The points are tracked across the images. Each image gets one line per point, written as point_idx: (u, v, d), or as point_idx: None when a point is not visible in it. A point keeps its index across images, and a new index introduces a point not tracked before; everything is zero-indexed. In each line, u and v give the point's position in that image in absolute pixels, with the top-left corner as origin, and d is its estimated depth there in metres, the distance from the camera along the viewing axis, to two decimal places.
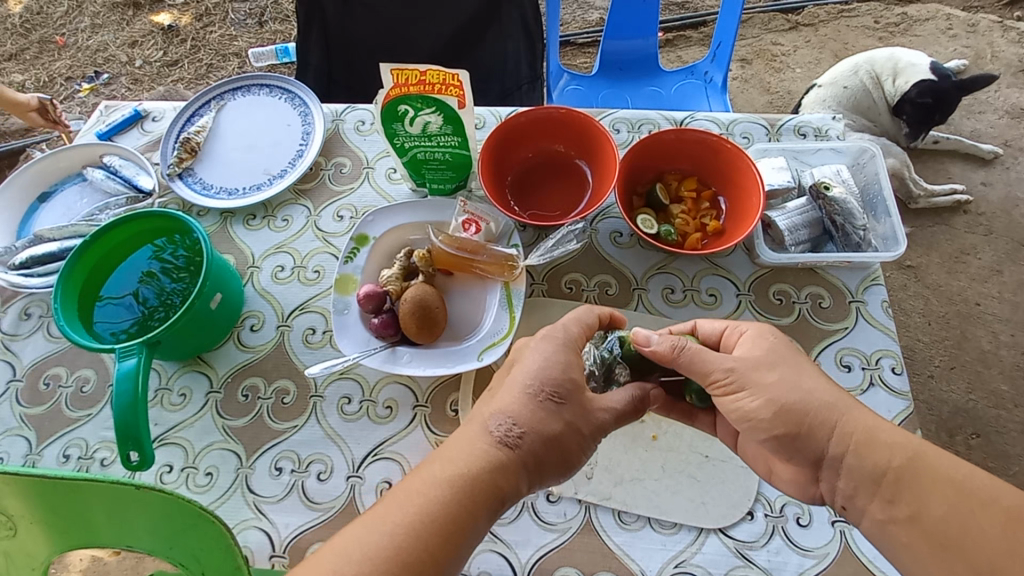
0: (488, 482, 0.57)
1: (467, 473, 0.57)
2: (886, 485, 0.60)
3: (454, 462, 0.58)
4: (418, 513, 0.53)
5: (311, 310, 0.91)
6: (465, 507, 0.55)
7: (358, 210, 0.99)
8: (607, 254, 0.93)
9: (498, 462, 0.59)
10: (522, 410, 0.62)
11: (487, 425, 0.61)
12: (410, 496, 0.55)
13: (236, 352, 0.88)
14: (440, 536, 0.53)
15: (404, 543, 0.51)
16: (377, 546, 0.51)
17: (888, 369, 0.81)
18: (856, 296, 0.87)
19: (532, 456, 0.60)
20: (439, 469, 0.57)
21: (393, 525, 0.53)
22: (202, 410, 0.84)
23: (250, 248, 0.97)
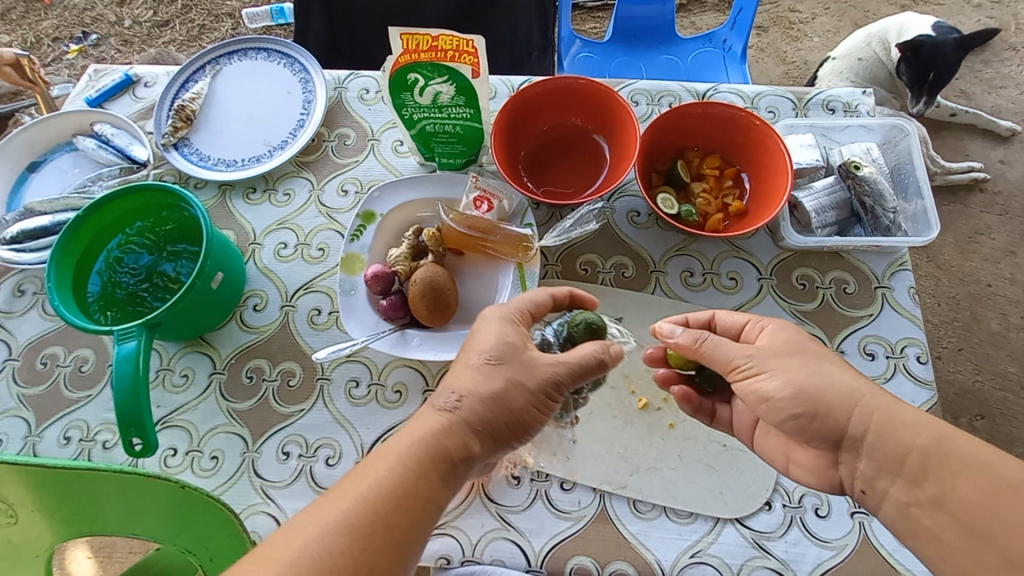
0: (441, 449, 0.56)
1: (424, 442, 0.56)
2: (910, 466, 0.58)
3: (408, 433, 0.57)
4: (370, 485, 0.52)
5: (316, 290, 0.87)
6: (422, 476, 0.54)
7: (364, 184, 0.95)
8: (625, 235, 0.89)
9: (453, 429, 0.58)
10: (465, 383, 0.60)
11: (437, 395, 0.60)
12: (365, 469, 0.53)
13: (239, 333, 0.85)
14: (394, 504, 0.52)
15: (359, 516, 0.50)
16: (333, 523, 0.49)
17: (913, 359, 0.79)
18: (883, 281, 0.84)
19: (494, 416, 0.60)
20: (392, 443, 0.56)
21: (345, 496, 0.51)
22: (205, 392, 0.82)
23: (250, 224, 0.93)
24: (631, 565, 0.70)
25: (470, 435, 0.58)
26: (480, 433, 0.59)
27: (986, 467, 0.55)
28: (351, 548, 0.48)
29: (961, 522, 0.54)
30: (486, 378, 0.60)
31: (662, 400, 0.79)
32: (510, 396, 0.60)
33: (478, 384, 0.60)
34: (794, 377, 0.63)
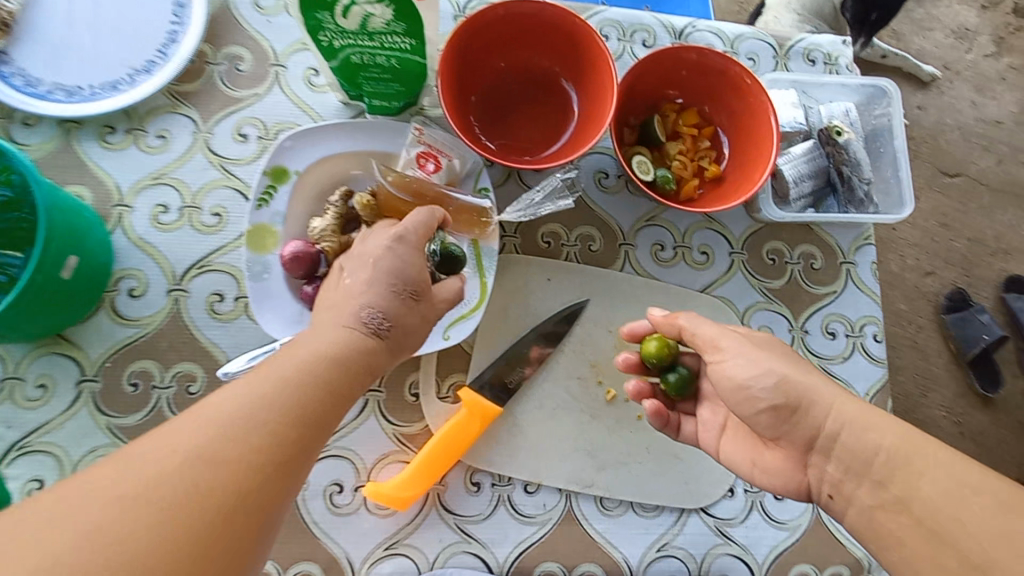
0: (342, 363, 0.49)
1: (321, 355, 0.48)
2: (877, 467, 0.52)
3: (302, 345, 0.49)
4: (254, 393, 0.43)
5: (214, 269, 0.69)
6: (320, 392, 0.46)
7: (268, 127, 0.74)
8: (594, 202, 0.78)
9: (355, 346, 0.51)
10: (358, 298, 0.54)
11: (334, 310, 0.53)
12: (245, 381, 0.44)
13: (113, 327, 0.66)
14: (282, 418, 0.43)
15: (237, 428, 0.41)
16: (203, 435, 0.40)
17: (870, 337, 0.79)
18: (848, 257, 0.82)
19: (396, 335, 0.54)
20: (282, 355, 0.48)
21: (219, 406, 0.42)
22: (74, 406, 0.64)
23: (112, 178, 0.70)
24: (599, 566, 0.68)
25: (374, 356, 0.52)
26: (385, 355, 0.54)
27: (957, 466, 0.50)
28: (231, 466, 0.39)
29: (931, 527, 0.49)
30: (392, 296, 0.54)
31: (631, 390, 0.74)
32: (405, 311, 0.55)
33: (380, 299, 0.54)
34: (773, 363, 0.57)
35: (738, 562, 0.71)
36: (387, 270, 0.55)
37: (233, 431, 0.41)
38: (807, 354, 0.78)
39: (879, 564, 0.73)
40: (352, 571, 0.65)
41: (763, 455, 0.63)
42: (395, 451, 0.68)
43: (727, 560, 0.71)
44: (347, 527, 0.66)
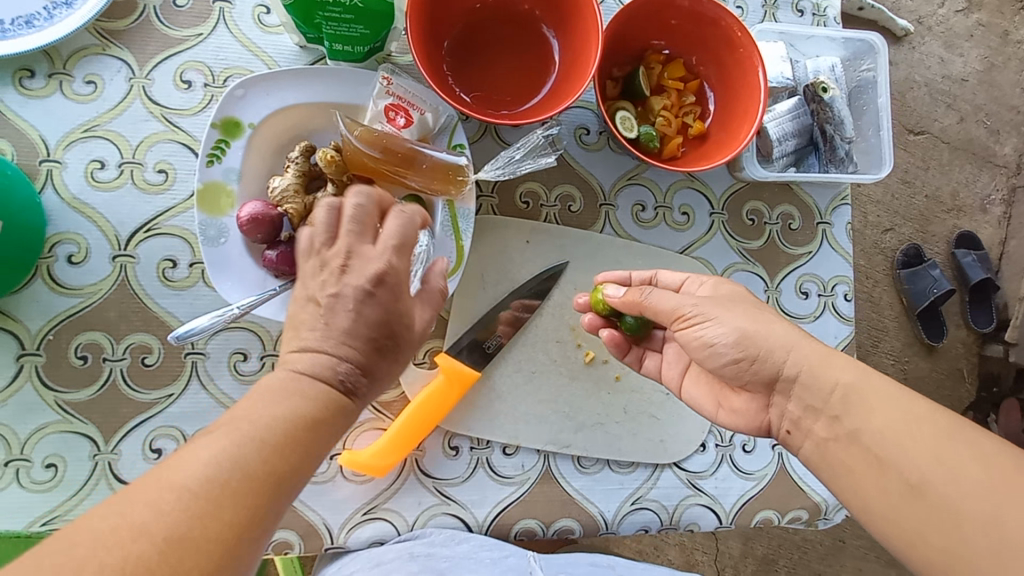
0: (315, 424, 0.41)
1: (291, 416, 0.40)
2: (833, 403, 0.52)
3: (269, 397, 0.41)
4: (208, 468, 0.36)
5: (163, 233, 0.63)
6: (286, 464, 0.38)
7: (216, 73, 0.66)
8: (573, 159, 0.75)
9: (334, 403, 0.42)
10: (335, 339, 0.44)
11: (308, 347, 0.44)
12: (196, 449, 0.37)
13: (52, 297, 0.60)
14: (235, 502, 0.36)
15: (182, 517, 0.34)
16: (140, 527, 0.33)
17: (841, 297, 0.81)
18: (824, 217, 0.82)
19: (379, 380, 0.46)
20: (242, 409, 0.40)
21: (162, 486, 0.35)
22: (15, 382, 0.59)
23: (36, 129, 0.62)
24: (577, 521, 0.69)
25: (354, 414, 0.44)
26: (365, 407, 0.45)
27: (907, 397, 0.51)
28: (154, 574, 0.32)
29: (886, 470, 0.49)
30: (376, 345, 0.45)
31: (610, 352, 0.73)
32: (386, 353, 0.46)
33: (362, 348, 0.44)
34: (740, 322, 0.55)
35: (707, 511, 0.73)
36: (367, 301, 0.45)
37: (176, 520, 0.34)
38: (780, 313, 0.79)
39: (837, 506, 0.76)
40: (330, 537, 0.64)
41: (728, 398, 0.62)
42: (371, 419, 0.67)
43: (697, 509, 0.73)
44: (322, 496, 0.64)
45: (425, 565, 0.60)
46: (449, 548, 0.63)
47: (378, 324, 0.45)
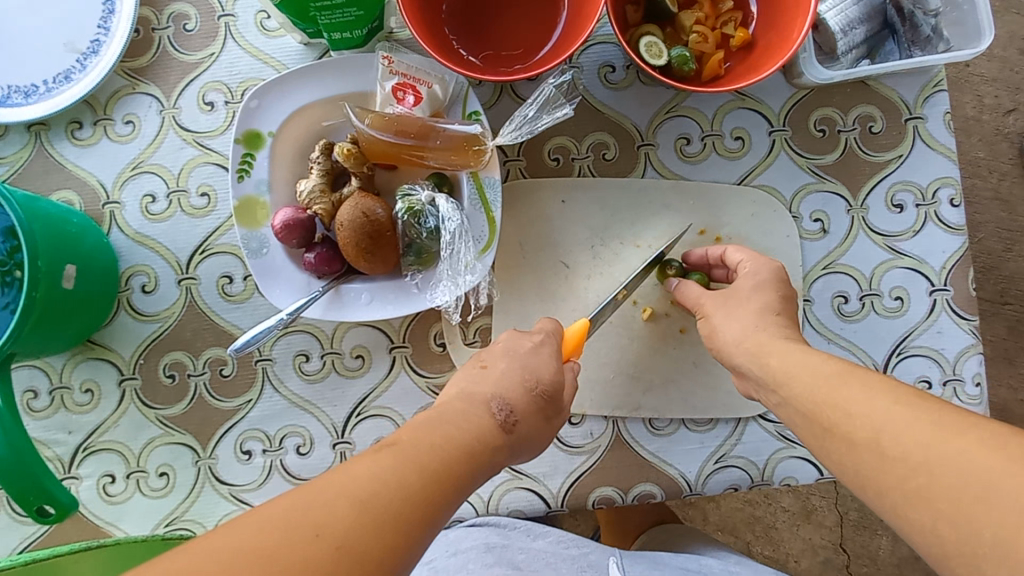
0: (475, 450, 0.43)
1: (455, 441, 0.42)
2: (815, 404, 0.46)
3: (431, 424, 0.43)
4: (377, 475, 0.36)
5: (217, 252, 0.67)
6: (443, 487, 0.38)
7: (234, 88, 0.67)
8: (600, 103, 0.69)
9: (494, 436, 0.45)
10: (489, 382, 0.49)
11: (467, 388, 0.49)
12: (367, 459, 0.38)
13: (136, 325, 0.66)
14: (405, 512, 0.35)
15: (354, 521, 0.33)
16: (318, 527, 0.32)
17: (946, 203, 0.68)
18: (914, 111, 0.69)
19: (527, 418, 0.48)
20: (409, 433, 0.42)
21: (336, 488, 0.35)
22: (122, 404, 0.66)
23: (94, 175, 0.67)
24: (657, 486, 0.66)
25: (508, 449, 0.46)
26: (516, 447, 0.47)
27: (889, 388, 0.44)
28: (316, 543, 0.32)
29: (894, 479, 0.39)
30: (525, 384, 0.49)
31: (669, 304, 0.68)
32: (538, 409, 0.49)
33: (512, 386, 0.49)
34: None
35: (803, 462, 0.66)
36: (518, 363, 0.51)
37: (351, 521, 0.33)
38: (868, 233, 0.68)
39: None
40: None
41: None
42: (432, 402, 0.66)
43: (791, 462, 0.67)
44: None
45: (502, 559, 0.61)
46: (525, 542, 0.64)
47: (525, 372, 0.50)
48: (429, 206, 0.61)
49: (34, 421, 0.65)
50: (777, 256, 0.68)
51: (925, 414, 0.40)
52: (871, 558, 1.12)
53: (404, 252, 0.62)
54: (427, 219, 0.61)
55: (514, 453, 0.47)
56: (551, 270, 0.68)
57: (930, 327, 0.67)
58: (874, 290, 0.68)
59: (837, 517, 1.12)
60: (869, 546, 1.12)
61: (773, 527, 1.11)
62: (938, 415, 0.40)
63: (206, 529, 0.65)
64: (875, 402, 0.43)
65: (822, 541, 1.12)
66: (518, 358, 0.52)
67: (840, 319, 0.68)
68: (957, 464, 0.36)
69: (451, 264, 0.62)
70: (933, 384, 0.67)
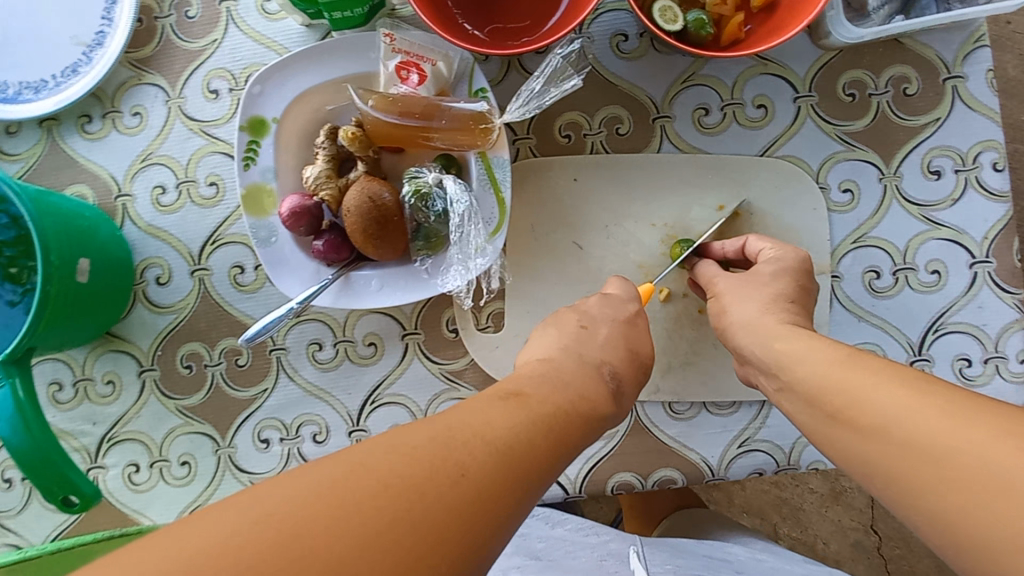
0: (594, 416, 0.41)
1: (574, 404, 0.40)
2: (834, 386, 0.43)
3: (553, 381, 0.42)
4: (509, 431, 0.34)
5: (227, 242, 0.67)
6: (562, 447, 0.37)
7: (237, 75, 0.67)
8: (611, 75, 0.66)
9: (607, 404, 0.43)
10: (596, 347, 0.48)
11: (573, 347, 0.47)
12: (497, 410, 0.36)
13: (153, 317, 0.67)
14: (540, 466, 0.34)
15: (494, 468, 0.32)
16: (463, 466, 0.31)
17: (988, 168, 0.63)
18: (953, 70, 0.64)
19: (630, 386, 0.48)
20: (533, 388, 0.40)
21: (475, 430, 0.33)
22: (143, 395, 0.67)
23: (105, 168, 0.67)
24: (678, 471, 0.64)
25: (616, 416, 0.45)
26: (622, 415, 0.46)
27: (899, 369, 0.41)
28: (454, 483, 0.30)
29: (904, 466, 0.36)
30: (630, 353, 0.49)
31: (687, 285, 0.65)
32: (639, 379, 0.49)
33: (619, 356, 0.48)
34: None
35: None
36: (621, 332, 0.50)
37: (495, 465, 0.32)
38: (902, 204, 0.64)
39: None
40: None
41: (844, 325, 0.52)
42: (446, 389, 0.65)
43: None
44: None
45: (521, 548, 0.61)
46: (543, 530, 0.63)
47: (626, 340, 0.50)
48: (437, 189, 0.60)
49: (60, 413, 0.67)
50: (802, 231, 0.64)
51: (933, 398, 0.37)
52: (903, 539, 1.08)
53: (413, 237, 0.60)
54: (435, 201, 0.59)
55: (620, 419, 0.46)
56: (564, 251, 0.66)
57: (970, 302, 0.63)
58: (909, 265, 0.64)
59: (867, 499, 1.08)
60: (901, 528, 1.08)
61: (801, 509, 1.09)
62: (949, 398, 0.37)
63: None
64: (884, 386, 0.40)
65: (852, 522, 1.09)
66: (620, 325, 0.51)
67: (871, 296, 0.64)
68: (970, 449, 0.33)
69: (461, 248, 0.60)
70: (972, 362, 0.63)
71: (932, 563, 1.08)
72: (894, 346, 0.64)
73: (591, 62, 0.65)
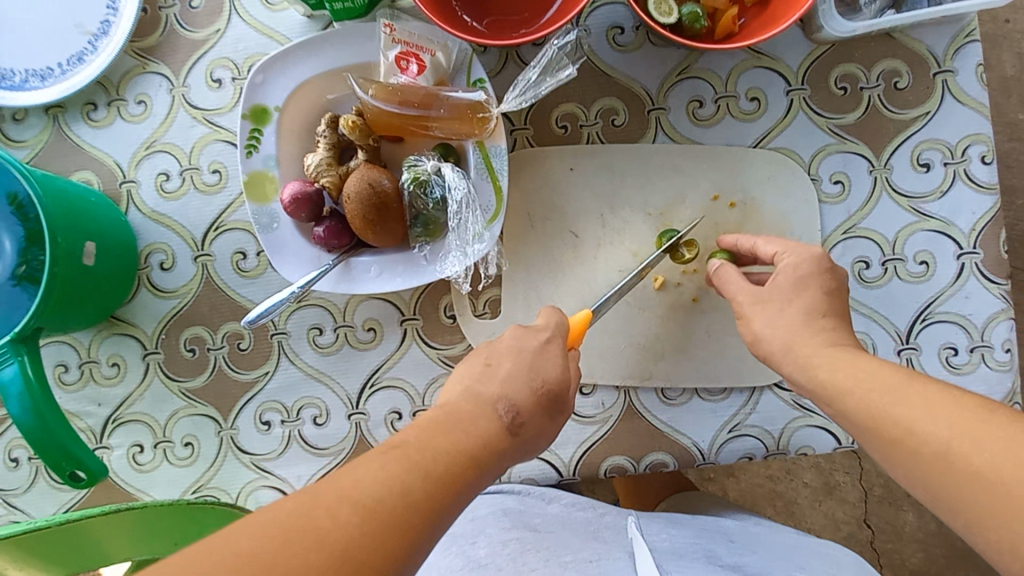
0: (480, 454, 0.42)
1: (461, 446, 0.41)
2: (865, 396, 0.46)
3: (438, 426, 0.42)
4: (384, 483, 0.36)
5: (229, 229, 0.68)
6: (448, 488, 0.38)
7: (240, 65, 0.68)
8: (608, 67, 0.67)
9: (499, 440, 0.44)
10: (497, 382, 0.47)
11: (473, 387, 0.47)
12: (374, 463, 0.37)
13: (156, 301, 0.68)
14: (407, 521, 0.35)
15: (361, 527, 0.34)
16: (319, 534, 0.32)
17: (977, 161, 0.65)
18: (944, 65, 0.65)
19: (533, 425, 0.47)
20: (414, 435, 0.41)
21: (339, 492, 0.35)
22: (147, 377, 0.68)
23: (109, 155, 0.68)
24: (670, 455, 0.66)
25: (512, 452, 0.45)
26: (523, 446, 0.46)
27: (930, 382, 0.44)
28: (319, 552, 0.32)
29: None
30: (532, 386, 0.47)
31: (682, 272, 0.66)
32: (561, 396, 0.49)
33: (520, 389, 0.47)
34: None
35: (820, 432, 0.65)
36: (526, 364, 0.49)
37: (355, 528, 0.33)
38: (892, 195, 0.65)
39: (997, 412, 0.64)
40: None
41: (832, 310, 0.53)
42: (443, 373, 0.67)
43: (809, 432, 0.65)
44: None
45: (519, 522, 0.62)
46: (541, 507, 0.64)
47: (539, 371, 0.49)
48: (436, 176, 0.61)
49: (66, 394, 0.68)
50: (795, 221, 0.66)
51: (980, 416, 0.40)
52: (896, 534, 1.10)
53: (412, 222, 0.61)
54: (433, 187, 0.61)
55: (522, 453, 0.46)
56: (560, 239, 0.67)
57: (957, 292, 0.65)
58: (898, 255, 0.65)
59: (861, 493, 1.10)
60: (894, 523, 1.10)
61: (795, 503, 1.10)
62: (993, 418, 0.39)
63: (230, 496, 0.67)
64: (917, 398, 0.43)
65: (845, 516, 1.10)
66: (526, 358, 0.49)
67: (860, 286, 0.65)
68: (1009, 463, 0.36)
69: (458, 235, 0.61)
70: (959, 351, 0.64)
71: (924, 557, 1.10)
72: (882, 335, 0.65)
73: (588, 53, 0.66)
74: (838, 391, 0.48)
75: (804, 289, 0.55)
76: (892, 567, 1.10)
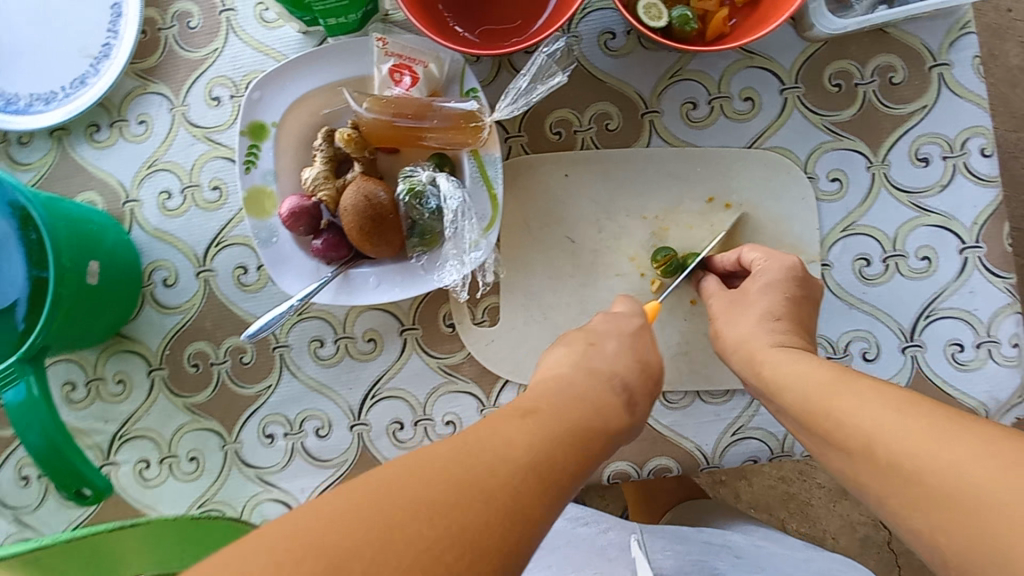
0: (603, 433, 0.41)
1: (587, 414, 0.41)
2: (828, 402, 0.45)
3: (567, 399, 0.42)
4: (529, 445, 0.36)
5: (230, 244, 0.69)
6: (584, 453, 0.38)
7: (239, 82, 0.69)
8: (599, 72, 0.67)
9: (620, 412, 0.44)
10: (607, 360, 0.48)
11: (583, 361, 0.47)
12: (515, 426, 0.37)
13: (160, 317, 0.69)
14: (556, 481, 0.35)
15: (518, 483, 0.33)
16: (489, 488, 0.32)
17: (976, 154, 0.64)
18: (940, 58, 0.65)
19: (641, 397, 0.47)
20: (545, 401, 0.41)
21: (494, 452, 0.35)
22: (151, 393, 0.69)
23: (113, 175, 0.70)
24: (673, 460, 0.65)
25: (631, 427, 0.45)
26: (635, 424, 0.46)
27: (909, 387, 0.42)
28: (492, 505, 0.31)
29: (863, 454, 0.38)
30: (639, 364, 0.49)
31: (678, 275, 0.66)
32: (651, 391, 0.48)
33: (626, 372, 0.47)
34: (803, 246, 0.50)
35: None
36: (629, 345, 0.50)
37: (516, 488, 0.33)
38: (890, 191, 0.65)
39: (1006, 408, 0.63)
40: None
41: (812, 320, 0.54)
42: (444, 382, 0.67)
43: None
44: None
45: None
46: None
47: (633, 353, 0.49)
48: (430, 186, 0.61)
49: (73, 412, 0.69)
50: (791, 222, 0.65)
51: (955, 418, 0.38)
52: None
53: (409, 233, 0.62)
54: (428, 197, 0.61)
55: (633, 430, 0.46)
56: (557, 245, 0.67)
57: (961, 287, 0.64)
58: (899, 252, 0.65)
59: None
60: None
61: (809, 504, 1.08)
62: (933, 416, 0.38)
63: (235, 510, 0.67)
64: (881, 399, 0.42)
65: (861, 517, 1.08)
66: (627, 340, 0.50)
67: (862, 284, 0.65)
68: (946, 466, 0.35)
69: (456, 243, 0.62)
70: (965, 347, 0.63)
71: None
72: (885, 333, 0.64)
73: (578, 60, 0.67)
74: (805, 390, 0.47)
75: (789, 302, 0.55)
76: (910, 570, 1.08)
